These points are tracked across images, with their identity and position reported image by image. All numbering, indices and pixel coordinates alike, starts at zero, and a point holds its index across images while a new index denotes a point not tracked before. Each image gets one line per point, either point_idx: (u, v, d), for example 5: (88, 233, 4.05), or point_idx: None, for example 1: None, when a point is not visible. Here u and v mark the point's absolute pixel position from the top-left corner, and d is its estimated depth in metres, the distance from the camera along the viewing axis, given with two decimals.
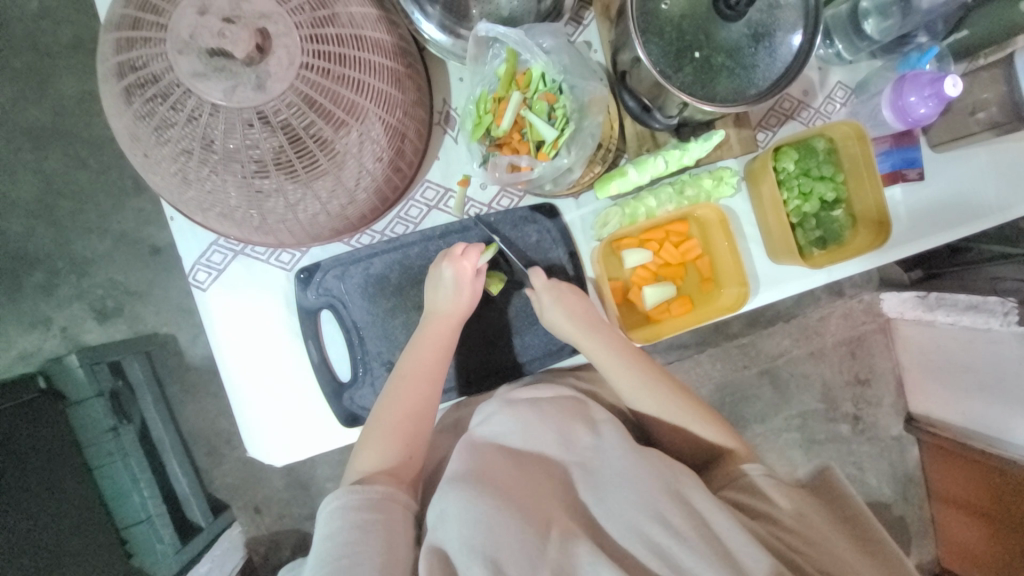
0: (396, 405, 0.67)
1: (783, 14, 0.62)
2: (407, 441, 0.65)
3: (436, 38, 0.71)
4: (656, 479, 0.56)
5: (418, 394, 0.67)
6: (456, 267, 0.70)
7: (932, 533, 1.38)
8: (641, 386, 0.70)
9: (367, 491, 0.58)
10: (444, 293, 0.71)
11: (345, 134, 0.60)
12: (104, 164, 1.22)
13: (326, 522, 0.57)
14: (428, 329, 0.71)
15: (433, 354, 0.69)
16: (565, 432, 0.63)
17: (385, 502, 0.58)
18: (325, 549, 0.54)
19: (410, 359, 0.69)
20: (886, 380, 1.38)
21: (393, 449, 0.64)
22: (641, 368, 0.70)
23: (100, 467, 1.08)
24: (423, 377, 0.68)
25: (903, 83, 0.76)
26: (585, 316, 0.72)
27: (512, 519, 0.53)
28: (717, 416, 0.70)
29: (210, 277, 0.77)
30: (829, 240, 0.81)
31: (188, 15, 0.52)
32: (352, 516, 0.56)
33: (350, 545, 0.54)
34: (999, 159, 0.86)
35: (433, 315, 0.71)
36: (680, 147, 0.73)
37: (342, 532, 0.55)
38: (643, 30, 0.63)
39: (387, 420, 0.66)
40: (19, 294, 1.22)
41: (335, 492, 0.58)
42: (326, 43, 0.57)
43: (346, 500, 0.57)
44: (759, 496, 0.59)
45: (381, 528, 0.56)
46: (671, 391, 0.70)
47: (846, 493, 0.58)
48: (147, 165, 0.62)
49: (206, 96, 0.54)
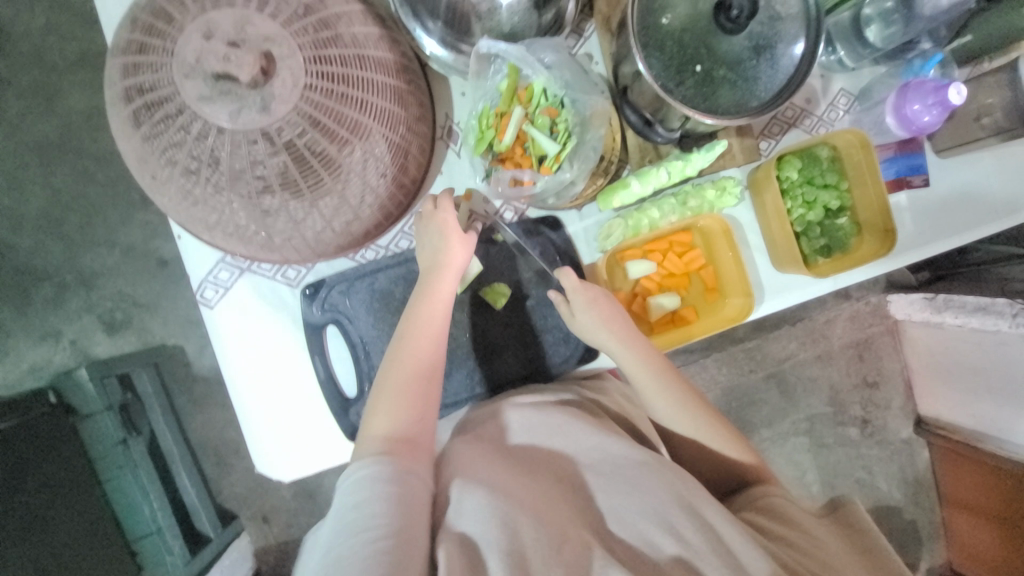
0: (405, 364, 0.64)
1: (785, 25, 0.62)
2: (415, 402, 0.63)
3: (437, 54, 0.72)
4: (666, 493, 0.56)
5: (424, 353, 0.65)
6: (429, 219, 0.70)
7: (944, 537, 1.37)
8: (653, 391, 0.69)
9: (396, 462, 0.56)
10: (434, 240, 0.69)
11: (349, 153, 0.61)
12: (112, 178, 1.23)
13: (352, 490, 0.54)
14: (430, 286, 0.68)
15: (434, 310, 0.67)
16: (573, 433, 0.63)
17: (412, 471, 0.56)
18: (351, 520, 0.52)
19: (410, 320, 0.66)
20: (894, 382, 1.37)
21: (407, 410, 0.62)
22: (653, 364, 0.69)
23: (110, 480, 1.10)
24: (426, 334, 0.66)
25: (906, 91, 0.75)
26: (601, 308, 0.70)
27: (526, 520, 0.53)
28: (735, 438, 0.68)
29: (217, 295, 0.78)
30: (834, 247, 0.81)
31: (194, 40, 0.54)
32: (381, 486, 0.54)
33: (380, 516, 0.51)
34: (1005, 162, 0.86)
35: (430, 272, 0.69)
36: (682, 158, 0.73)
37: (371, 500, 0.53)
38: (644, 45, 0.63)
39: (395, 381, 0.63)
40: (28, 308, 1.24)
41: (363, 461, 0.56)
42: (330, 64, 0.58)
43: (374, 469, 0.55)
44: (781, 520, 0.58)
45: (406, 502, 0.53)
46: (683, 399, 0.69)
47: (867, 524, 0.58)
48: (154, 186, 0.63)
49: (212, 119, 0.55)
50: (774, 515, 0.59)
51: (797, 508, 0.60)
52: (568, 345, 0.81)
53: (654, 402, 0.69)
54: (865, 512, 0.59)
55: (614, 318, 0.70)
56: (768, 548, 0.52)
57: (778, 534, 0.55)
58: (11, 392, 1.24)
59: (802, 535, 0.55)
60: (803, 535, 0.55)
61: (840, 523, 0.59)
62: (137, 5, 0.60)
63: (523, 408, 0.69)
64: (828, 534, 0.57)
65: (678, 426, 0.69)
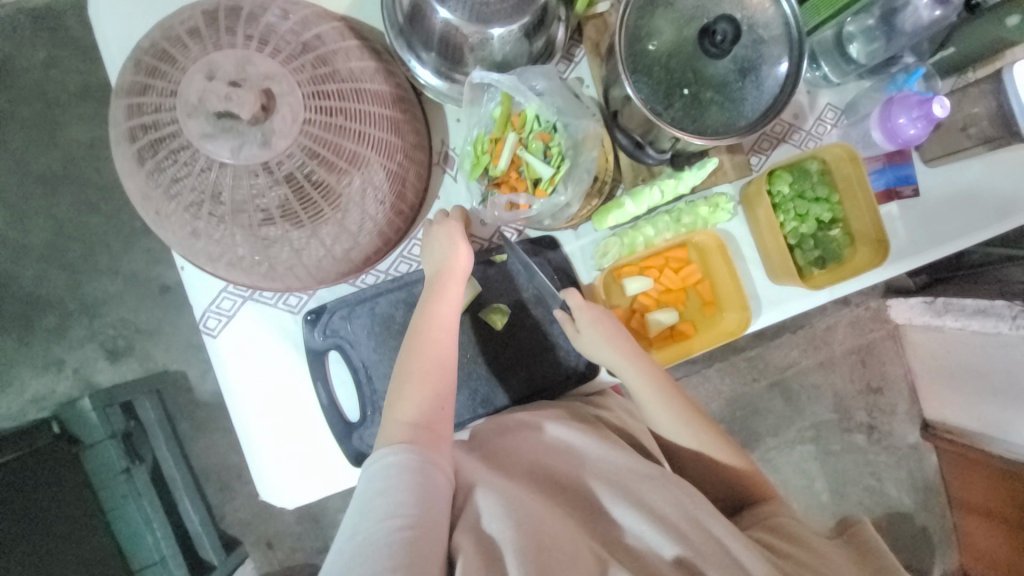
0: (422, 354, 0.63)
1: (768, 48, 0.64)
2: (433, 389, 0.62)
3: (432, 83, 0.74)
4: (672, 505, 0.56)
5: (442, 344, 0.65)
6: (445, 227, 0.70)
7: (956, 543, 1.35)
8: (654, 406, 0.69)
9: (421, 450, 0.56)
10: (439, 249, 0.70)
11: (348, 183, 0.62)
12: (114, 207, 1.25)
13: (378, 476, 0.54)
14: (439, 286, 0.68)
15: (449, 306, 0.67)
16: (583, 442, 0.65)
17: (437, 458, 0.56)
18: (377, 506, 0.52)
19: (425, 314, 0.66)
20: (898, 387, 1.37)
21: (427, 397, 0.61)
22: (654, 378, 0.70)
23: (112, 510, 1.09)
24: (442, 327, 0.65)
25: (891, 105, 0.77)
26: (602, 326, 0.71)
27: (542, 522, 0.53)
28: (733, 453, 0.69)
29: (220, 324, 0.78)
30: (828, 259, 0.82)
31: (196, 81, 0.55)
32: (406, 475, 0.54)
33: (404, 504, 0.51)
34: (995, 169, 0.87)
35: (437, 276, 0.69)
36: (674, 176, 0.74)
37: (395, 489, 0.53)
38: (633, 70, 0.65)
39: (415, 368, 0.63)
40: (32, 338, 1.25)
41: (391, 447, 0.56)
42: (328, 98, 0.60)
43: (400, 457, 0.55)
44: (789, 539, 0.58)
45: (429, 492, 0.53)
46: (685, 415, 0.69)
47: (877, 546, 0.57)
48: (157, 221, 0.65)
49: (214, 156, 0.56)
50: (781, 533, 0.59)
51: (805, 528, 0.60)
52: (569, 363, 0.82)
53: (656, 417, 0.70)
54: (875, 532, 0.59)
55: (616, 334, 0.71)
56: (773, 562, 0.53)
57: (784, 552, 0.55)
58: (15, 422, 1.24)
59: (809, 554, 0.55)
60: (812, 554, 0.55)
61: (852, 543, 0.59)
62: (140, 47, 0.62)
63: (532, 423, 0.69)
64: (838, 553, 0.57)
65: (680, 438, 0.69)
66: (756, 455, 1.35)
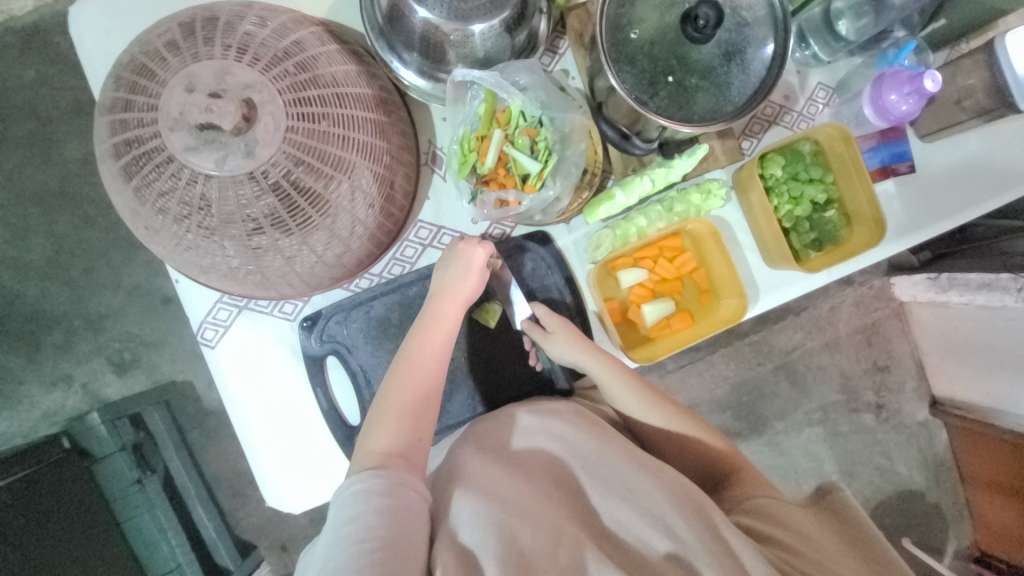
0: (402, 386, 0.64)
1: (753, 29, 0.63)
2: (411, 424, 0.62)
3: (416, 83, 0.73)
4: (664, 495, 0.56)
5: (424, 370, 0.65)
6: (470, 253, 0.69)
7: (969, 518, 1.35)
8: (643, 405, 0.70)
9: (391, 475, 0.57)
10: (452, 271, 0.69)
11: (335, 188, 0.62)
12: (112, 221, 1.26)
13: (347, 503, 0.56)
14: (436, 305, 0.68)
15: (440, 329, 0.67)
16: (573, 441, 0.64)
17: (410, 482, 0.57)
18: (347, 531, 0.53)
19: (412, 342, 0.66)
20: (906, 364, 1.36)
21: (411, 416, 0.62)
22: (630, 385, 0.69)
23: (128, 520, 1.12)
24: (428, 352, 0.66)
25: (881, 82, 0.76)
26: (567, 334, 0.72)
27: (522, 526, 0.54)
28: (711, 433, 0.70)
29: (218, 334, 0.79)
30: (825, 241, 0.81)
31: (178, 93, 0.56)
32: (377, 499, 0.55)
33: (373, 528, 0.53)
34: (993, 140, 0.86)
35: (435, 295, 0.68)
36: (664, 165, 0.74)
37: (365, 514, 0.54)
38: (616, 60, 0.64)
39: (397, 397, 0.63)
40: (38, 355, 1.26)
41: (360, 475, 0.57)
42: (309, 105, 0.60)
43: (369, 483, 0.56)
44: (772, 521, 0.57)
45: (402, 515, 0.55)
46: (669, 411, 0.70)
47: (855, 511, 0.57)
48: (148, 236, 0.65)
49: (199, 168, 0.56)
50: (763, 516, 0.58)
51: (785, 506, 0.59)
52: None
53: (643, 411, 0.70)
54: (853, 500, 0.58)
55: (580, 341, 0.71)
56: (767, 557, 0.51)
57: (768, 536, 0.54)
58: (27, 439, 1.26)
59: (794, 536, 0.54)
60: (794, 534, 0.55)
61: (831, 513, 0.58)
62: (120, 63, 0.62)
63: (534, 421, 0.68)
64: (814, 522, 0.57)
65: (660, 434, 0.70)
66: (765, 439, 1.35)
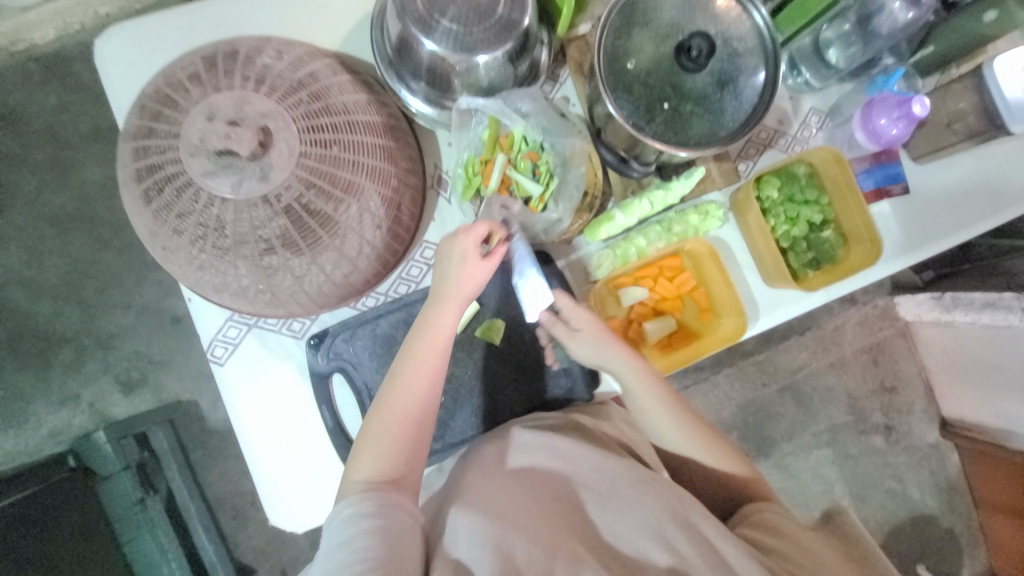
0: (398, 400, 0.63)
1: (744, 59, 0.66)
2: (406, 441, 0.63)
3: (423, 111, 0.76)
4: (659, 508, 0.57)
5: (420, 382, 0.64)
6: (462, 244, 0.65)
7: (985, 543, 1.32)
8: (662, 416, 0.69)
9: (382, 497, 0.58)
10: (452, 268, 0.66)
11: (344, 210, 0.65)
12: (126, 242, 1.29)
13: (341, 526, 0.57)
14: (432, 312, 0.66)
15: (437, 337, 0.65)
16: (569, 458, 0.64)
17: (400, 502, 0.59)
18: (341, 553, 0.55)
19: (408, 351, 0.65)
20: (913, 385, 1.35)
21: (406, 433, 0.63)
22: (651, 393, 0.69)
23: (129, 541, 1.11)
24: (423, 363, 0.64)
25: (871, 107, 0.79)
26: (592, 329, 0.70)
27: (520, 541, 0.55)
28: (721, 437, 0.71)
29: (227, 352, 0.80)
30: (822, 260, 0.82)
31: (198, 121, 0.59)
32: (369, 522, 0.57)
33: (367, 550, 0.54)
34: (986, 162, 0.88)
35: (433, 300, 0.67)
36: (663, 188, 0.76)
37: (358, 537, 0.56)
38: (614, 88, 0.67)
39: (392, 413, 0.63)
40: (48, 374, 1.28)
41: (350, 499, 0.59)
42: (321, 132, 0.63)
43: (360, 506, 0.58)
44: (776, 534, 0.58)
45: (395, 536, 0.56)
46: (687, 427, 0.69)
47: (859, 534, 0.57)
48: (164, 256, 0.67)
49: (216, 191, 0.59)
50: (765, 528, 0.59)
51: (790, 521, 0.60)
52: (570, 377, 0.81)
53: (658, 424, 0.70)
54: (861, 526, 0.58)
55: (607, 336, 0.70)
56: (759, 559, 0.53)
57: (767, 547, 0.56)
58: (32, 459, 1.26)
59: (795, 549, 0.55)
60: (796, 547, 0.56)
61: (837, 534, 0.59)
62: (144, 94, 0.66)
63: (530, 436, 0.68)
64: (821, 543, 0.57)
65: (671, 440, 0.70)
66: (772, 461, 1.33)
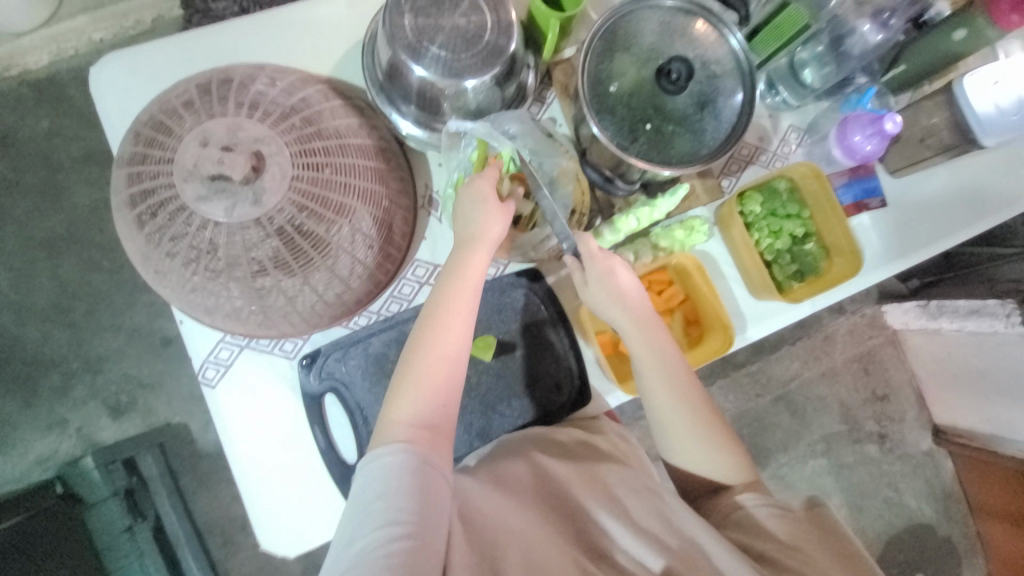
0: (436, 342, 0.63)
1: (722, 81, 0.69)
2: (442, 387, 0.63)
3: (413, 133, 0.78)
4: (656, 518, 0.63)
5: (452, 331, 0.64)
6: (476, 188, 0.69)
7: (981, 550, 1.33)
8: (680, 407, 0.69)
9: (417, 452, 0.60)
10: (476, 213, 0.68)
11: (336, 231, 0.66)
12: (117, 264, 1.29)
13: (376, 479, 0.59)
14: (464, 258, 0.67)
15: (471, 279, 0.66)
16: (574, 471, 0.70)
17: (433, 461, 0.60)
18: (376, 508, 0.57)
19: (439, 297, 0.65)
20: (905, 393, 1.36)
21: (440, 387, 0.63)
22: (669, 377, 0.69)
23: (117, 570, 1.06)
24: (456, 313, 0.65)
25: (846, 124, 0.82)
26: (618, 282, 0.70)
27: (535, 543, 0.59)
28: (724, 425, 0.70)
29: (219, 374, 0.80)
30: (806, 272, 0.85)
31: (192, 147, 0.60)
32: (404, 477, 0.58)
33: (401, 511, 0.56)
34: (960, 175, 0.91)
35: (467, 243, 0.67)
36: (648, 205, 0.78)
37: (392, 493, 0.58)
38: (598, 110, 0.69)
39: (426, 359, 0.63)
40: (35, 399, 1.26)
41: (389, 448, 0.60)
42: (314, 155, 0.64)
43: (397, 459, 0.59)
44: (760, 533, 0.61)
45: (428, 498, 0.58)
46: (699, 424, 0.69)
47: (841, 530, 0.60)
48: (156, 279, 0.68)
49: (209, 215, 0.61)
50: (752, 530, 0.62)
51: (773, 517, 0.62)
52: (562, 392, 0.82)
53: (678, 410, 0.69)
54: (838, 518, 0.62)
55: (632, 296, 0.71)
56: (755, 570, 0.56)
57: (757, 553, 0.59)
58: (19, 485, 1.23)
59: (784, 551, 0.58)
60: (782, 548, 0.59)
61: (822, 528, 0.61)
62: (138, 121, 0.67)
63: (538, 448, 0.73)
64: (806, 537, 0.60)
65: (675, 432, 0.70)
66: (769, 473, 1.33)
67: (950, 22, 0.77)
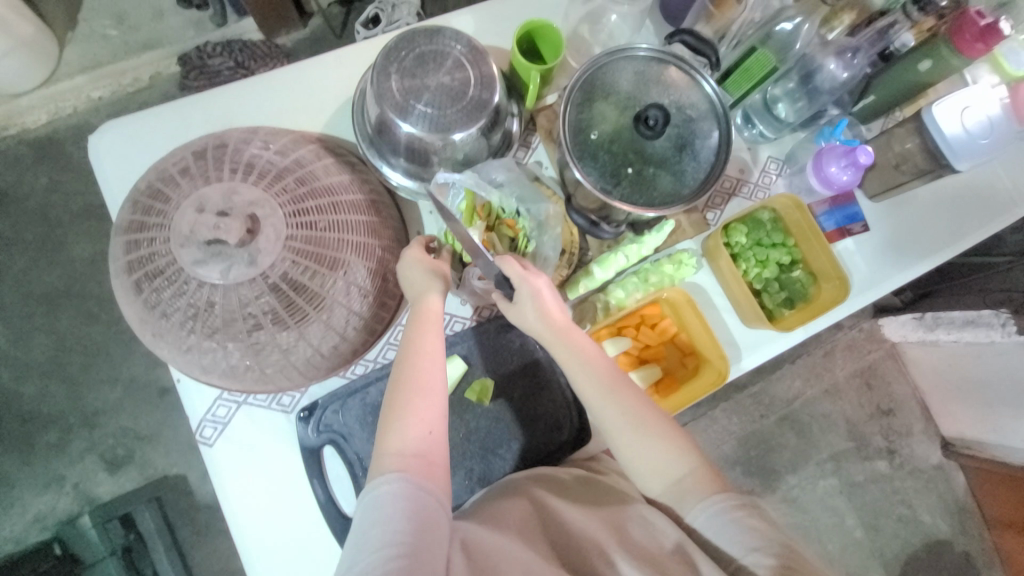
0: (412, 372, 0.65)
1: (698, 124, 0.72)
2: (431, 415, 0.64)
3: (404, 184, 0.80)
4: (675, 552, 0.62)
5: (428, 367, 0.65)
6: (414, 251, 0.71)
7: (1001, 565, 1.30)
8: (616, 413, 0.67)
9: (413, 478, 0.60)
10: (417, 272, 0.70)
11: (331, 286, 0.67)
12: (114, 316, 1.30)
13: (374, 506, 0.59)
14: (427, 298, 0.69)
15: (431, 321, 0.68)
16: (584, 512, 0.69)
17: (431, 489, 0.60)
18: (374, 533, 0.57)
19: (413, 336, 0.67)
20: (909, 407, 1.36)
21: (424, 420, 0.63)
22: (601, 381, 0.67)
23: None
24: (427, 351, 0.66)
25: (821, 156, 0.85)
26: (541, 297, 0.68)
27: None
28: (659, 415, 0.68)
29: (216, 432, 0.80)
30: (795, 298, 0.87)
31: (188, 213, 0.63)
32: (402, 504, 0.59)
33: (400, 535, 0.57)
34: (940, 196, 0.94)
35: (426, 286, 0.69)
36: (636, 241, 0.81)
37: (390, 518, 0.58)
38: (580, 156, 0.72)
39: (400, 395, 0.64)
40: (32, 456, 1.24)
41: (385, 477, 0.60)
42: (307, 213, 0.66)
43: (395, 487, 0.59)
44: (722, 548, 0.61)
45: (427, 526, 0.59)
46: (640, 423, 0.66)
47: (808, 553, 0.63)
48: (154, 341, 0.68)
49: (207, 278, 0.62)
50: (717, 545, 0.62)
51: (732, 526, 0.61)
52: (562, 431, 0.82)
53: (615, 416, 0.67)
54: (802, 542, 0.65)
55: (550, 308, 0.69)
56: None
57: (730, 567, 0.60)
58: (16, 546, 1.21)
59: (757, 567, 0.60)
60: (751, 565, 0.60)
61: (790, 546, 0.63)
62: (136, 188, 0.69)
63: (547, 486, 0.73)
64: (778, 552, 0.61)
65: (622, 440, 0.67)
66: (780, 496, 1.31)
67: (913, 55, 0.80)
